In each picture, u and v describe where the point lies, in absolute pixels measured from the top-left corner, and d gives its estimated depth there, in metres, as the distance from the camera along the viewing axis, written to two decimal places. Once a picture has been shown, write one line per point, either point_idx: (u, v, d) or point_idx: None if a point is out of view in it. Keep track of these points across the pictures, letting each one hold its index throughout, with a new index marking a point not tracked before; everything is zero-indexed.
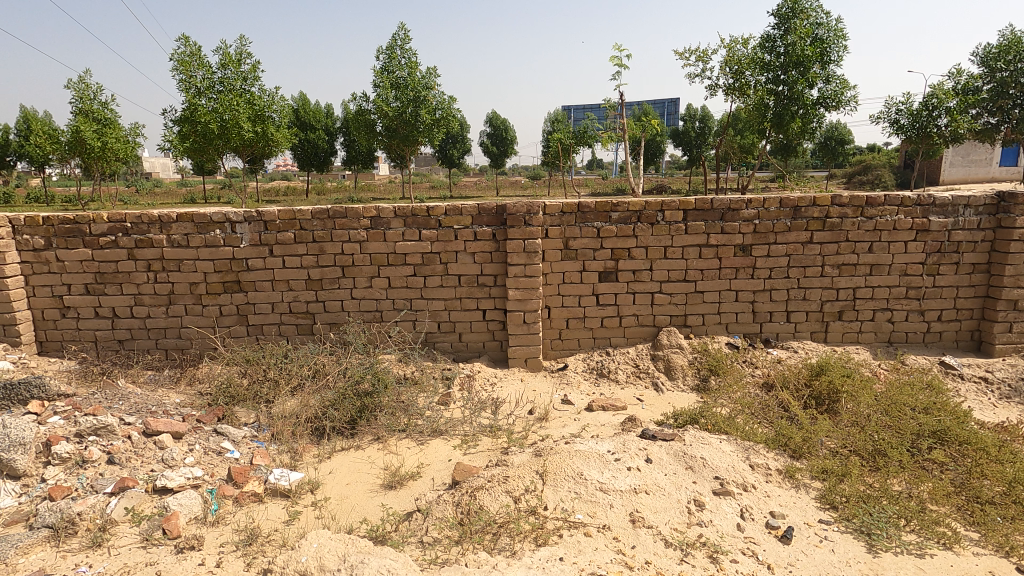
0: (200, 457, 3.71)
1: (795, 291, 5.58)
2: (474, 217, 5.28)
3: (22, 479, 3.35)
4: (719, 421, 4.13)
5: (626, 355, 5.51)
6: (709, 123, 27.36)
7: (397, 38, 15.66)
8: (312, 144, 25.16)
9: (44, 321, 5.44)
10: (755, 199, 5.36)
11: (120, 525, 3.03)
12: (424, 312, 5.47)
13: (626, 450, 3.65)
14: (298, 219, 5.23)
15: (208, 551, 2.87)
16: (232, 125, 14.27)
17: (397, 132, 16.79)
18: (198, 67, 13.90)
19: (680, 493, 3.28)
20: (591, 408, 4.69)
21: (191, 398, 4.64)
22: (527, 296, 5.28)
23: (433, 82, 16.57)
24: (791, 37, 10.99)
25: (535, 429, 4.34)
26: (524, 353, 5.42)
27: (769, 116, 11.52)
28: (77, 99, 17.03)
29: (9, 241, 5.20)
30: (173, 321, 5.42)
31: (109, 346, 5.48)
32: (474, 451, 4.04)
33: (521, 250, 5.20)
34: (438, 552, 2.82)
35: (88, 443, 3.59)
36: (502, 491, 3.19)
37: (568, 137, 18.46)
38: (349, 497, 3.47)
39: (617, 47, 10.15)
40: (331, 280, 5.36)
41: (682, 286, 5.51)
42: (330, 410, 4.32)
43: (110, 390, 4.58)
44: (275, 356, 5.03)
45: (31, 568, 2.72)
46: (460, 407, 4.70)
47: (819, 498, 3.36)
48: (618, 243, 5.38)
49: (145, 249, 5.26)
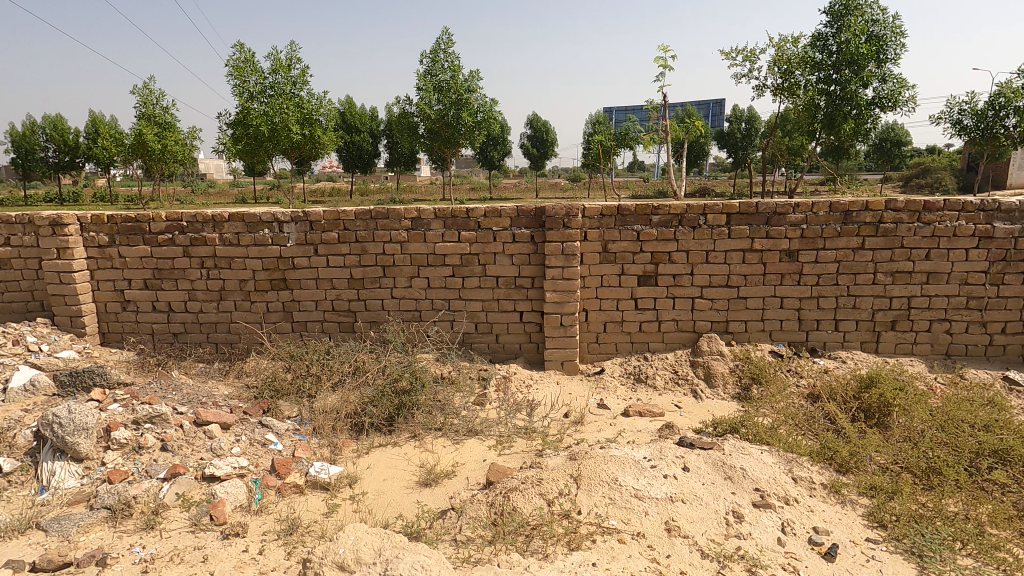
0: (247, 448, 3.87)
1: (844, 299, 5.37)
2: (514, 219, 5.31)
3: (85, 462, 3.54)
4: (762, 431, 4.02)
5: (665, 361, 5.42)
6: (756, 124, 26.67)
7: (442, 42, 15.95)
8: (356, 146, 25.80)
9: (107, 314, 5.77)
10: (804, 203, 5.17)
11: (172, 509, 3.19)
12: (462, 312, 5.53)
13: (663, 458, 3.58)
14: (341, 219, 5.37)
15: (253, 538, 2.98)
16: (282, 127, 14.79)
17: (439, 134, 17.03)
18: (252, 72, 14.47)
19: (719, 503, 3.20)
20: (628, 414, 4.64)
21: (239, 391, 4.84)
22: (565, 298, 5.27)
23: (476, 85, 16.73)
24: (844, 35, 10.54)
25: (571, 433, 4.33)
26: (561, 355, 5.40)
27: (820, 116, 11.12)
28: (142, 104, 18.05)
29: (77, 238, 5.53)
30: (224, 316, 5.66)
31: (164, 338, 5.77)
32: (510, 452, 4.06)
33: (559, 252, 5.19)
34: (472, 550, 2.84)
35: (144, 430, 3.79)
36: (536, 493, 3.19)
37: (608, 137, 18.41)
38: (386, 493, 3.53)
39: (663, 47, 9.22)
40: (372, 279, 5.49)
41: (725, 292, 5.38)
42: (369, 407, 4.42)
43: (165, 381, 4.82)
44: (318, 352, 5.18)
45: (91, 546, 2.88)
46: (496, 408, 4.75)
47: (866, 515, 3.23)
48: (658, 246, 5.30)
49: (199, 247, 5.51)
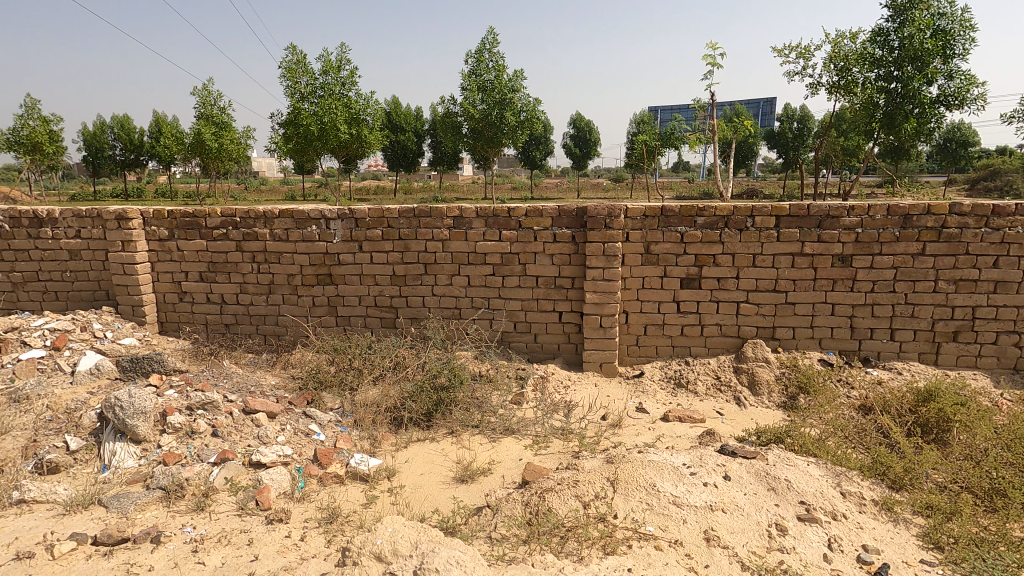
0: (291, 437, 4.00)
1: (901, 307, 5.11)
2: (555, 218, 5.29)
3: (143, 444, 3.74)
4: (808, 443, 3.87)
5: (707, 366, 5.29)
6: (809, 123, 25.69)
7: (487, 42, 16.03)
8: (401, 145, 26.27)
9: (166, 304, 6.07)
10: (859, 206, 4.95)
11: (221, 493, 3.33)
12: (502, 311, 5.55)
13: (703, 465, 3.50)
14: (385, 217, 5.48)
15: (295, 525, 3.07)
16: (331, 127, 15.21)
17: (482, 133, 17.14)
18: (303, 73, 14.94)
19: (761, 514, 3.10)
20: (668, 419, 4.56)
21: (285, 382, 5.01)
22: (605, 299, 5.22)
23: (520, 85, 16.76)
24: (907, 30, 10.00)
25: (608, 435, 4.29)
26: (599, 357, 5.35)
27: (878, 115, 10.61)
28: (201, 105, 18.91)
29: (140, 231, 5.84)
30: (272, 309, 5.87)
31: (217, 328, 6.02)
32: (546, 452, 4.06)
33: (600, 253, 5.14)
34: (506, 549, 2.84)
35: (197, 416, 3.98)
36: (572, 495, 3.17)
37: (652, 137, 18.11)
38: (423, 487, 3.59)
39: (711, 45, 9.07)
40: (414, 276, 5.58)
41: (772, 297, 5.21)
42: (408, 401, 4.50)
43: (217, 369, 5.04)
44: (360, 347, 5.30)
45: (147, 523, 3.04)
46: (533, 408, 4.75)
47: (921, 536, 3.06)
48: (703, 248, 5.18)
49: (251, 242, 5.73)
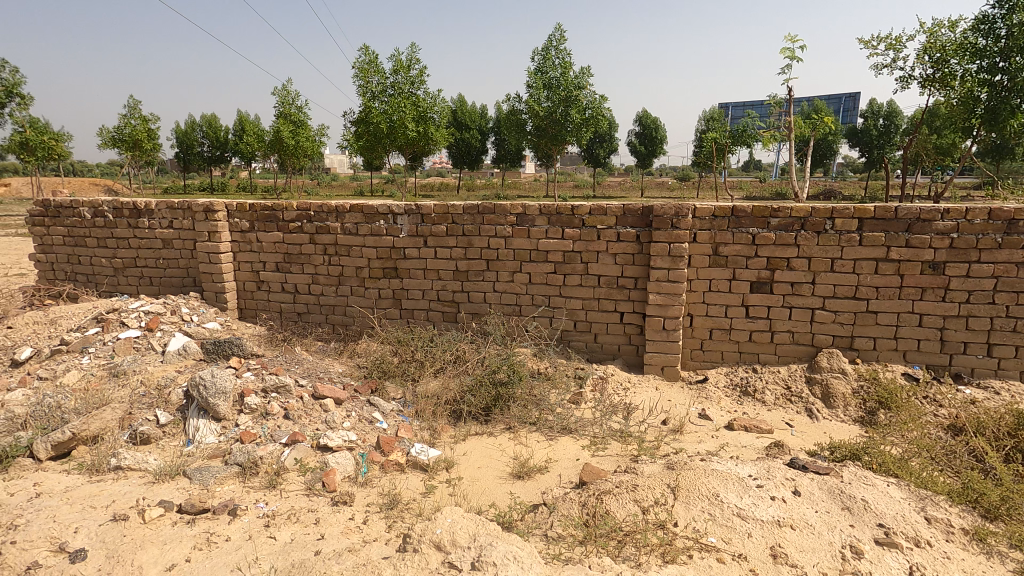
0: (356, 423, 4.16)
1: (1001, 320, 4.67)
2: (619, 217, 5.20)
3: (223, 422, 3.99)
4: (889, 461, 3.61)
5: (776, 375, 5.05)
6: (897, 120, 23.93)
7: (554, 39, 15.97)
8: (465, 143, 26.68)
9: (245, 292, 6.46)
10: (955, 209, 4.56)
11: (291, 473, 3.51)
12: (562, 309, 5.52)
13: (771, 478, 3.34)
14: (450, 213, 5.58)
15: (358, 508, 3.19)
16: (399, 125, 15.65)
17: (547, 131, 17.11)
18: (375, 73, 15.45)
19: (834, 534, 2.92)
20: (732, 427, 4.39)
21: (351, 370, 5.21)
22: (669, 301, 5.08)
23: (586, 82, 16.59)
24: (1017, 17, 9.09)
25: (669, 441, 4.18)
26: (661, 360, 5.22)
27: (979, 111, 9.73)
28: (281, 104, 19.96)
29: (224, 223, 6.24)
30: (341, 299, 6.12)
31: (290, 317, 6.35)
32: (604, 454, 4.01)
33: (666, 253, 5.01)
34: (563, 548, 2.83)
35: (271, 398, 4.21)
36: (630, 499, 3.12)
37: (723, 134, 17.45)
38: (480, 480, 3.63)
39: (790, 37, 8.67)
40: (476, 272, 5.65)
41: (851, 304, 4.90)
42: (468, 395, 4.57)
43: (289, 355, 5.31)
44: (422, 339, 5.43)
45: (225, 496, 3.25)
46: (591, 408, 4.70)
47: (1019, 572, 2.79)
48: (776, 251, 4.94)
49: (323, 235, 6.00)
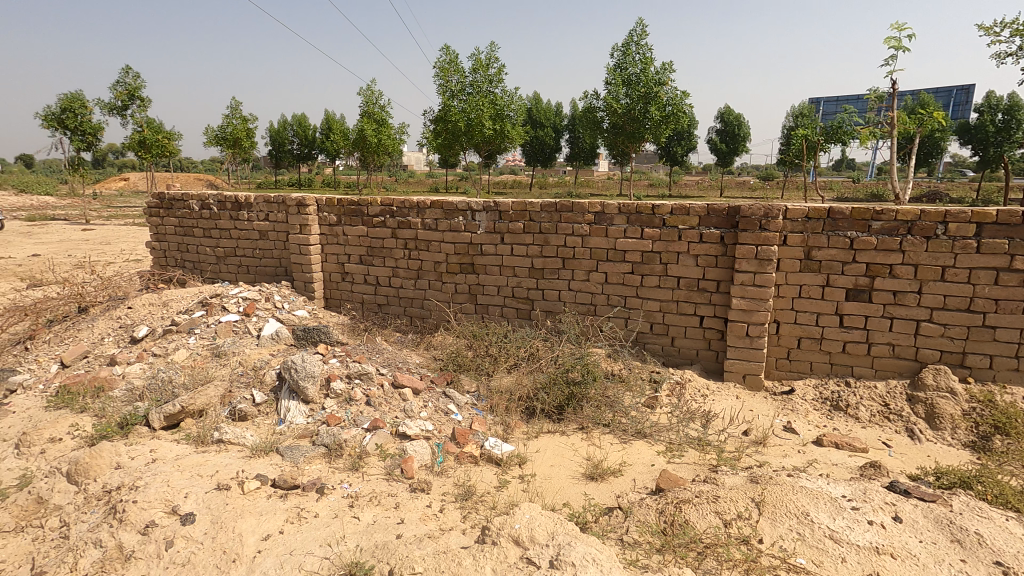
0: (432, 414, 4.28)
1: None
2: (703, 217, 5.02)
3: (311, 404, 4.23)
4: (1008, 493, 3.26)
5: (872, 390, 4.69)
6: (1020, 114, 21.51)
7: (635, 34, 15.64)
8: (540, 141, 26.72)
9: (331, 282, 6.80)
10: None
11: (372, 457, 3.66)
12: (638, 311, 5.40)
13: (868, 501, 3.11)
14: (528, 210, 5.61)
15: (435, 497, 3.28)
16: (477, 123, 15.91)
17: (623, 129, 16.79)
18: (455, 72, 15.79)
19: (942, 568, 2.67)
20: (822, 443, 4.12)
21: (427, 362, 5.36)
22: (754, 307, 4.84)
23: (667, 77, 16.12)
24: None
25: (751, 453, 3.99)
26: (743, 368, 4.99)
27: None
28: (365, 103, 20.86)
29: (315, 217, 6.59)
30: (419, 293, 6.31)
31: (371, 307, 6.62)
32: (680, 461, 3.88)
33: (752, 256, 4.77)
34: (639, 555, 2.77)
35: (354, 384, 4.41)
36: (711, 510, 3.00)
37: (814, 131, 16.41)
38: (553, 478, 3.63)
39: (897, 25, 8.02)
40: (552, 270, 5.64)
41: (964, 317, 4.46)
42: (541, 393, 4.58)
43: (370, 344, 5.54)
44: (496, 335, 5.49)
45: (313, 474, 3.44)
46: (667, 413, 4.57)
47: None
48: (877, 257, 4.58)
49: (404, 230, 6.20)
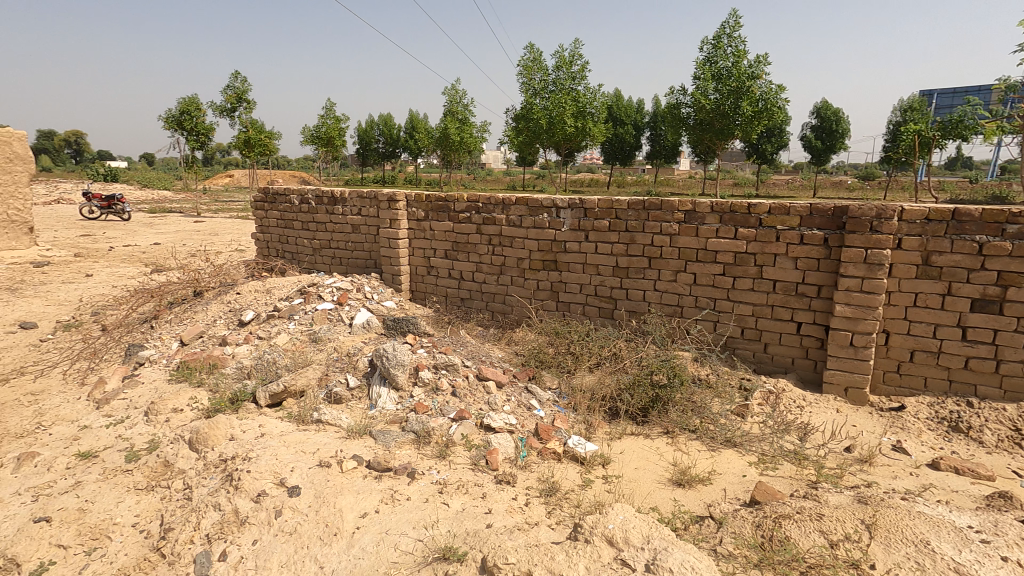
0: (515, 408, 4.31)
1: None
2: (804, 218, 4.71)
3: (400, 391, 4.39)
4: None
5: (1000, 412, 4.21)
6: None
7: (727, 26, 14.97)
8: (620, 139, 26.25)
9: (417, 275, 7.03)
10: None
11: (458, 446, 3.74)
12: (729, 314, 5.17)
13: (1002, 534, 2.79)
14: (614, 208, 5.52)
15: (520, 491, 3.30)
16: (558, 121, 15.87)
17: (711, 125, 16.13)
18: (538, 70, 15.83)
19: None
20: (939, 466, 3.75)
21: (509, 357, 5.41)
22: (861, 315, 4.49)
23: (761, 71, 15.30)
24: None
25: (855, 471, 3.70)
26: (846, 380, 4.64)
27: None
28: (449, 102, 21.38)
29: (404, 212, 6.84)
30: (501, 288, 6.38)
31: (454, 301, 6.78)
32: (775, 474, 3.68)
33: (861, 260, 4.42)
34: (736, 568, 2.65)
35: (441, 374, 4.54)
36: (815, 529, 2.82)
37: (928, 126, 14.98)
38: (639, 481, 3.55)
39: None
40: (637, 269, 5.52)
41: None
42: (625, 394, 4.49)
43: (454, 337, 5.68)
44: (578, 333, 5.45)
45: (403, 459, 3.57)
46: (759, 423, 4.34)
47: None
48: (1011, 264, 4.11)
49: (489, 226, 6.29)
